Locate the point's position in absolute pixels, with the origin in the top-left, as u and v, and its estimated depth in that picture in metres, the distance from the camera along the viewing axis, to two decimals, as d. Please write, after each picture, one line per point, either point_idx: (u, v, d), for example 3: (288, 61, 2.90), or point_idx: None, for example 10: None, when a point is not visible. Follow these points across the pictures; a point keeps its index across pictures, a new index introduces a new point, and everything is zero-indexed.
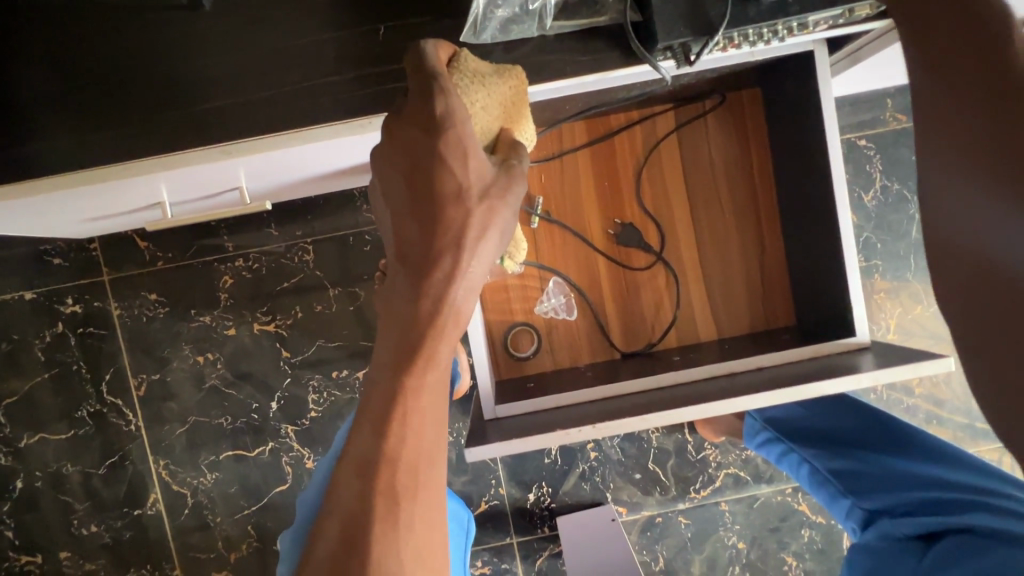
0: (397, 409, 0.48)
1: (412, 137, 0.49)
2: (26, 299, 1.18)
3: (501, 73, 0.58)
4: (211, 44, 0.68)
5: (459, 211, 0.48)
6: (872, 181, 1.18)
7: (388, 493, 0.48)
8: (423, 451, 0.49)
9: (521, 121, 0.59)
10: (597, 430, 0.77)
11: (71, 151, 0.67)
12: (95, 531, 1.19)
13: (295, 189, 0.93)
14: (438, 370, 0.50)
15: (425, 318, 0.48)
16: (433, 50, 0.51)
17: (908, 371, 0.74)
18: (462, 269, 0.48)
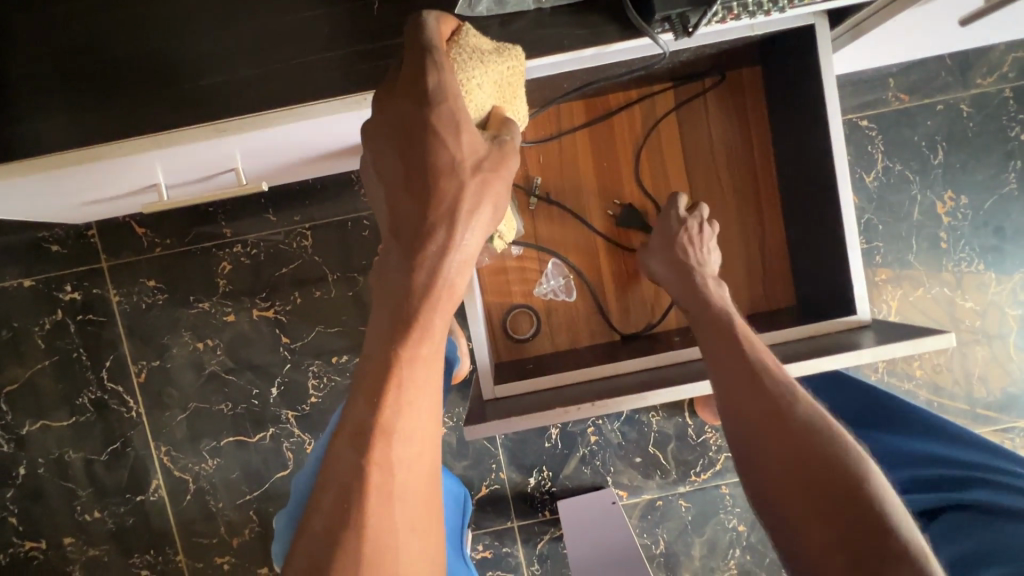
0: (391, 381, 0.48)
1: (404, 110, 0.49)
2: (25, 287, 1.18)
3: (500, 50, 0.57)
4: (203, 21, 0.68)
5: (452, 184, 0.48)
6: (873, 162, 1.17)
7: (382, 465, 0.48)
8: (418, 422, 0.49)
9: (513, 98, 0.59)
10: (594, 408, 0.77)
11: (63, 130, 0.67)
12: (98, 517, 1.20)
13: (291, 170, 0.93)
14: (433, 343, 0.49)
15: (420, 289, 0.48)
16: (433, 22, 0.50)
17: (909, 347, 0.73)
18: (456, 242, 0.48)
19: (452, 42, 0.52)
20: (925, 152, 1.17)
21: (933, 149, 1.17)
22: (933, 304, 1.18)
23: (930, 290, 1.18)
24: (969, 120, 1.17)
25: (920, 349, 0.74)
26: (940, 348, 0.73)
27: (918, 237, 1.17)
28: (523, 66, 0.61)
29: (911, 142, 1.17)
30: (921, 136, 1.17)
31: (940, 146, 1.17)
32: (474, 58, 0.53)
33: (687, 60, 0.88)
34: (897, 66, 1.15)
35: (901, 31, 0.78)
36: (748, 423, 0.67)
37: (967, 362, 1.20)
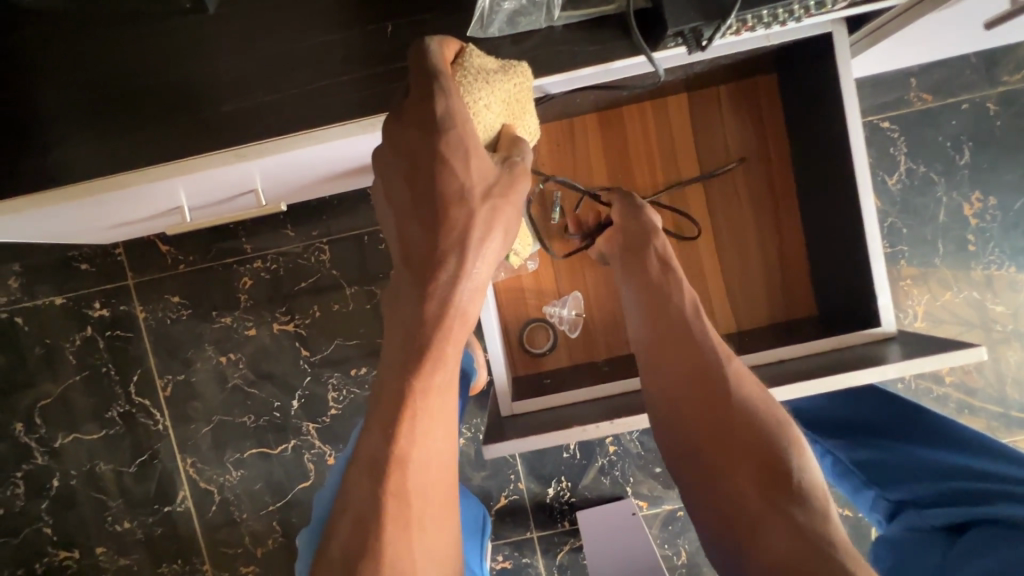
0: (405, 411, 0.48)
1: (411, 138, 0.49)
2: (57, 305, 1.22)
3: (506, 69, 0.55)
4: (222, 49, 0.69)
5: (462, 211, 0.48)
6: (896, 165, 1.14)
7: (399, 495, 0.48)
8: (433, 451, 0.50)
9: (523, 116, 0.58)
10: (613, 426, 0.77)
11: (90, 159, 0.69)
12: (128, 527, 1.23)
13: (309, 189, 0.94)
14: (446, 372, 0.50)
15: (432, 319, 0.48)
16: (436, 47, 0.50)
17: (940, 361, 0.71)
18: (467, 271, 0.48)
19: (458, 65, 0.52)
20: (951, 153, 1.14)
21: (959, 149, 1.14)
22: (962, 308, 1.15)
23: (958, 294, 1.15)
24: (996, 119, 1.13)
25: (947, 364, 0.71)
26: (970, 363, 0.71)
27: (944, 239, 1.14)
28: (530, 82, 0.59)
29: (936, 143, 1.14)
30: (945, 136, 1.14)
31: (966, 146, 1.14)
32: (480, 79, 0.52)
33: (702, 71, 0.87)
34: (919, 65, 1.12)
35: (922, 36, 0.76)
36: (662, 348, 0.73)
37: (998, 367, 1.16)
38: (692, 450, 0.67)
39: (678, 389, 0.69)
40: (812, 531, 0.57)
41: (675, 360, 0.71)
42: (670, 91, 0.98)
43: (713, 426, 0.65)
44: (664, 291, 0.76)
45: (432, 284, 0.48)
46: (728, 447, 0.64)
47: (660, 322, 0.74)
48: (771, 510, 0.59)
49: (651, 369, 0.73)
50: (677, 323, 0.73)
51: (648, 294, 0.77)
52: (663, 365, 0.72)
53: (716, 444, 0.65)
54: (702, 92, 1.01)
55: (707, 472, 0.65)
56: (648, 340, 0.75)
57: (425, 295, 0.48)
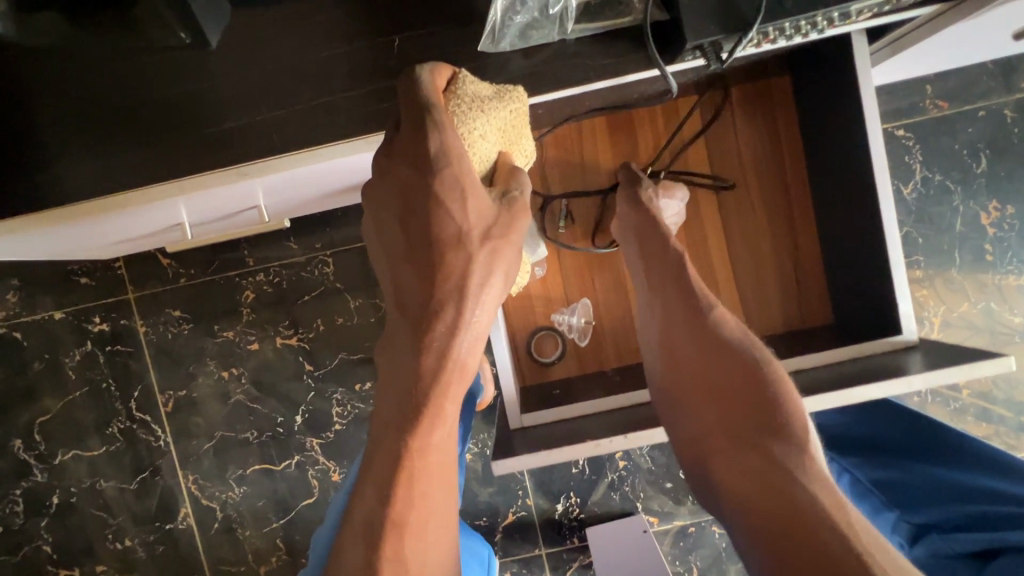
0: (402, 472, 0.47)
1: (404, 178, 0.47)
2: (56, 319, 1.20)
3: (501, 94, 0.53)
4: (222, 65, 0.67)
5: (460, 256, 0.46)
6: (911, 173, 1.12)
7: (396, 559, 0.46)
8: (432, 511, 0.48)
9: (519, 143, 0.56)
10: (627, 441, 0.74)
11: (85, 180, 0.67)
12: (129, 545, 1.21)
13: (311, 205, 0.92)
14: (444, 428, 0.48)
15: (429, 373, 0.46)
16: (429, 77, 0.47)
17: (965, 373, 0.68)
18: (465, 320, 0.46)
19: (450, 94, 0.49)
20: (967, 161, 1.11)
21: (976, 157, 1.11)
22: (979, 319, 1.12)
23: (976, 305, 1.12)
24: (1014, 126, 1.11)
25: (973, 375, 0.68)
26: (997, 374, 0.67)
27: (961, 249, 1.12)
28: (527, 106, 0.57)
29: (952, 151, 1.11)
30: (961, 143, 1.11)
31: (983, 154, 1.11)
32: (475, 109, 0.50)
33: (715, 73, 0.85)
34: (935, 72, 1.10)
35: (945, 45, 0.74)
36: (654, 297, 0.74)
37: (1017, 379, 1.14)
38: (675, 389, 0.68)
39: (665, 332, 0.71)
40: (782, 464, 0.56)
41: (665, 305, 0.72)
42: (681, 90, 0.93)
43: (695, 367, 0.66)
44: (656, 239, 0.77)
45: (429, 336, 0.46)
46: (707, 387, 0.64)
47: (652, 269, 0.75)
48: (740, 444, 0.59)
49: (647, 316, 0.76)
50: (669, 272, 0.73)
51: (641, 242, 0.78)
52: (655, 311, 0.74)
53: (698, 385, 0.66)
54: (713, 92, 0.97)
55: (685, 407, 0.66)
56: (644, 289, 0.77)
57: (422, 349, 0.46)
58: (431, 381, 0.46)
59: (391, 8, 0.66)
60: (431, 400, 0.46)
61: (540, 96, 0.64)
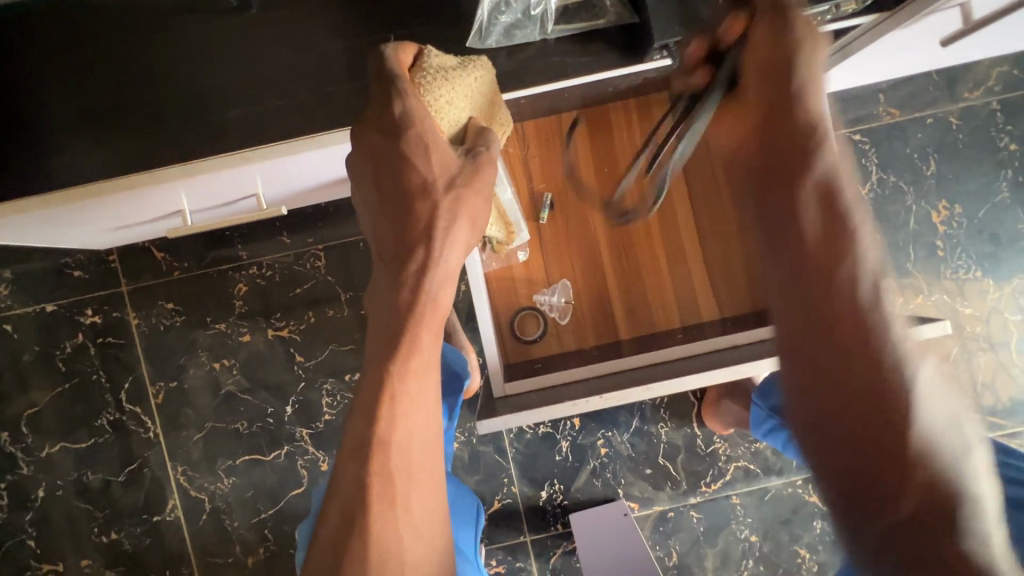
0: (384, 395, 0.51)
1: (374, 140, 0.53)
2: (47, 312, 1.21)
3: (465, 65, 0.60)
4: (227, 57, 0.72)
5: (426, 204, 0.52)
6: (867, 174, 1.21)
7: (383, 475, 0.51)
8: (414, 433, 0.53)
9: (485, 108, 0.63)
10: (603, 400, 0.80)
11: (94, 163, 0.71)
12: (115, 538, 1.21)
13: (307, 194, 0.96)
14: (422, 357, 0.53)
15: (405, 306, 0.52)
16: (394, 53, 0.54)
17: None
18: (434, 259, 0.52)
19: (417, 68, 0.56)
20: (918, 164, 1.21)
21: (925, 161, 1.21)
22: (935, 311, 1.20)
23: (930, 297, 1.20)
24: (958, 132, 1.21)
25: None
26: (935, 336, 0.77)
27: (915, 245, 1.20)
28: (492, 78, 0.65)
29: (904, 154, 1.21)
30: (912, 148, 1.21)
31: (932, 158, 1.21)
32: (439, 79, 0.56)
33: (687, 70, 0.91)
34: (886, 82, 1.20)
35: (888, 53, 0.83)
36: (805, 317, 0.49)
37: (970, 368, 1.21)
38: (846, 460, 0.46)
39: (839, 385, 0.47)
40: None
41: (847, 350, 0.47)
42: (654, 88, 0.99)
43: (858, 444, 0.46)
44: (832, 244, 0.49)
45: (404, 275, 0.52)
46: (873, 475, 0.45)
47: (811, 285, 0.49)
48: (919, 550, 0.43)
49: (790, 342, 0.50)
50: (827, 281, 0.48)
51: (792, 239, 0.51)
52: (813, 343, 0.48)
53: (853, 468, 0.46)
54: None
55: (853, 477, 0.46)
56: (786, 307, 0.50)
57: (398, 284, 0.52)
58: (407, 313, 0.52)
59: (387, 7, 0.72)
60: (408, 330, 0.52)
61: (523, 90, 0.71)
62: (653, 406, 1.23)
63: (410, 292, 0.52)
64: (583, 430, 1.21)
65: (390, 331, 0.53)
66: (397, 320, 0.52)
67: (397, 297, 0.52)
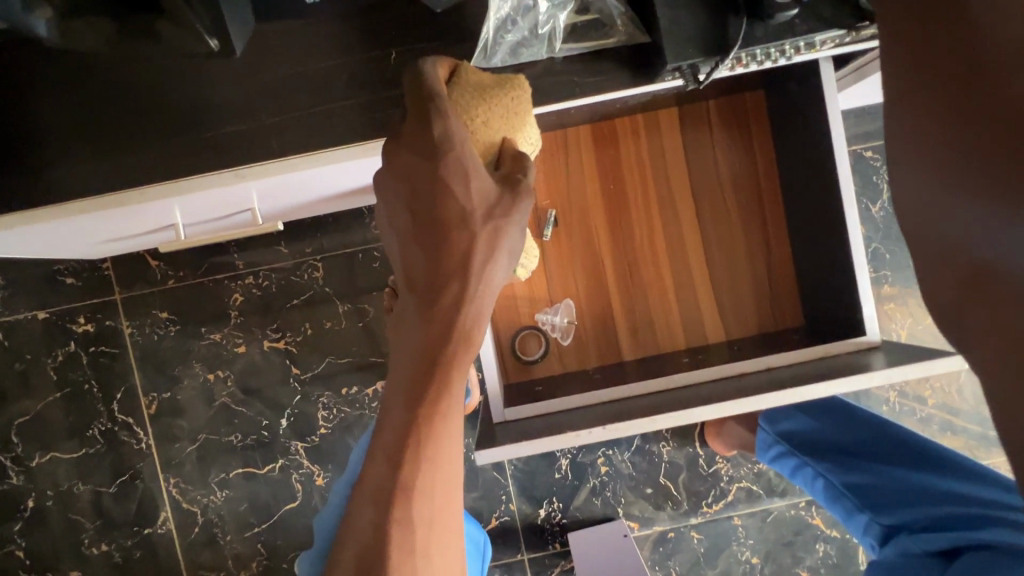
0: (410, 438, 0.48)
1: (410, 162, 0.49)
2: (38, 319, 1.19)
3: (503, 84, 0.57)
4: (221, 71, 0.69)
5: (464, 234, 0.48)
6: (878, 193, 1.18)
7: (404, 522, 0.48)
8: (438, 477, 0.49)
9: (522, 130, 0.57)
10: (606, 431, 0.76)
11: (83, 179, 0.69)
12: (105, 550, 1.19)
13: (306, 209, 0.94)
14: (452, 398, 0.49)
15: (436, 342, 0.48)
16: (432, 68, 0.51)
17: (922, 368, 0.73)
18: (470, 293, 0.48)
19: (456, 85, 0.54)
20: None
21: None
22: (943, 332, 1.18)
23: None
24: None
25: (929, 370, 0.74)
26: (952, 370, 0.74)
27: None
28: (530, 99, 0.60)
29: None
30: None
31: None
32: (478, 98, 0.54)
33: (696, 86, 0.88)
34: None
35: None
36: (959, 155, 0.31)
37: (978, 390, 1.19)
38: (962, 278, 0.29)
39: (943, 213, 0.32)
40: None
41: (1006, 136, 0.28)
42: (663, 102, 0.97)
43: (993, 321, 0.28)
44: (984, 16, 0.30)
45: (436, 311, 0.48)
46: None
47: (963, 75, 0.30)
48: None
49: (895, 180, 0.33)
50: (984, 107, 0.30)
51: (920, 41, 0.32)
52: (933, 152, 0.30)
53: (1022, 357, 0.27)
54: (693, 106, 1.01)
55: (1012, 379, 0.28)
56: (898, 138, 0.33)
57: (428, 318, 0.48)
58: (433, 352, 0.48)
59: (389, 21, 0.69)
60: (438, 370, 0.48)
61: None
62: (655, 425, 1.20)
63: (441, 328, 0.48)
64: (584, 447, 1.19)
65: (414, 368, 0.49)
66: (422, 358, 0.48)
67: (427, 334, 0.48)
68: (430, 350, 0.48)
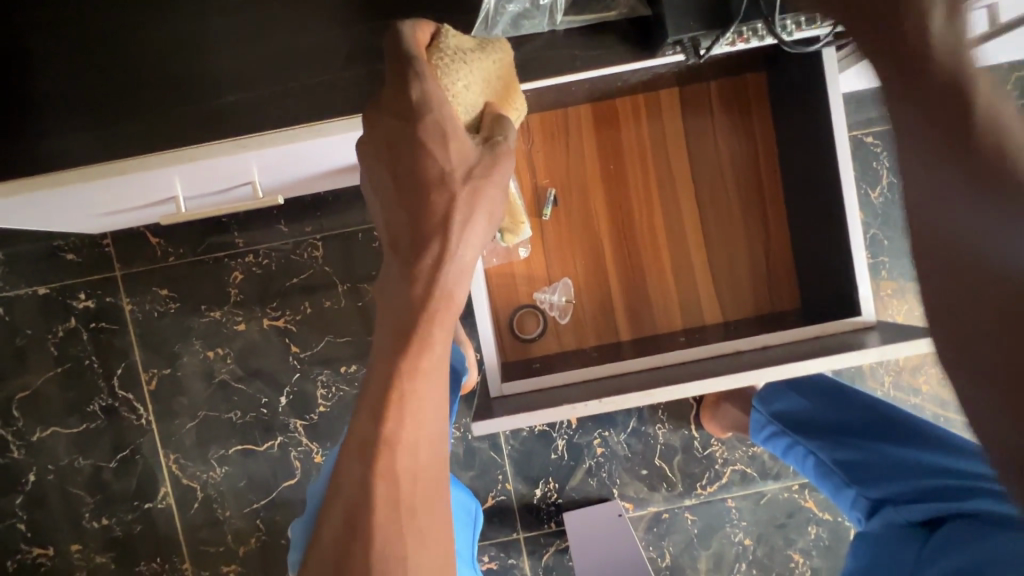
0: (392, 394, 0.48)
1: (389, 126, 0.50)
2: (38, 295, 1.19)
3: (484, 47, 0.58)
4: (221, 41, 0.69)
5: (443, 195, 0.49)
6: (878, 179, 1.18)
7: (388, 476, 0.48)
8: (423, 434, 0.49)
9: (504, 95, 0.59)
10: (602, 405, 0.78)
11: (82, 147, 0.69)
12: (106, 524, 1.21)
13: (304, 185, 0.94)
14: (433, 354, 0.49)
15: (419, 302, 0.48)
16: (410, 29, 0.51)
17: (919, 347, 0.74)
18: (451, 253, 0.49)
19: (435, 46, 0.54)
20: None
21: None
22: None
23: None
24: None
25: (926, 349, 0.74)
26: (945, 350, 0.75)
27: None
28: (512, 65, 0.61)
29: None
30: None
31: None
32: (457, 60, 0.54)
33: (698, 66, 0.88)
34: None
35: None
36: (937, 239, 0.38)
37: None
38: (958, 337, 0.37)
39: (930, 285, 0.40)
40: None
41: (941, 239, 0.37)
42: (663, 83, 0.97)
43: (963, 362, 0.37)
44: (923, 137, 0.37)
45: (417, 270, 0.48)
46: None
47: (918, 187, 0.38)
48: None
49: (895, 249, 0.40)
50: None
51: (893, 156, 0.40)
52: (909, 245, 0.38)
53: None
54: (693, 87, 1.01)
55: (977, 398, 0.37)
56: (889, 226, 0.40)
57: (411, 277, 0.48)
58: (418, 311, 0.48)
59: None
60: (418, 328, 0.48)
61: (528, 84, 0.68)
62: (651, 407, 1.21)
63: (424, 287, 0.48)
64: (580, 429, 1.20)
65: (395, 327, 0.49)
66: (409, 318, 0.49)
67: (408, 293, 0.49)
68: (411, 309, 0.49)
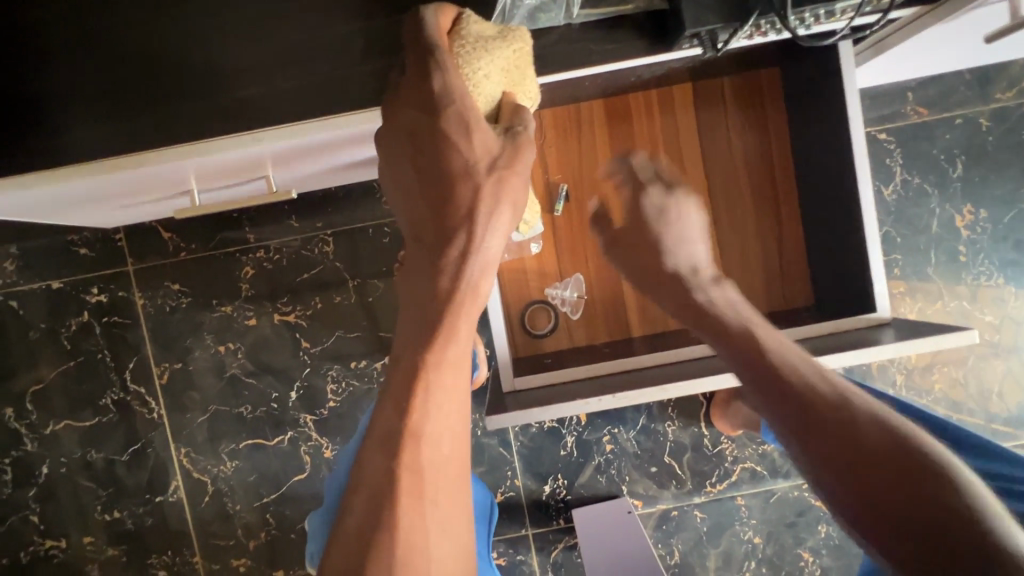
0: (418, 385, 0.48)
1: (412, 119, 0.50)
2: (52, 289, 1.20)
3: (505, 35, 0.56)
4: (239, 35, 0.69)
5: (468, 187, 0.49)
6: (892, 175, 1.17)
7: (412, 469, 0.47)
8: (447, 426, 0.49)
9: (523, 83, 0.57)
10: (615, 400, 0.78)
11: (101, 139, 0.69)
12: (117, 517, 1.21)
13: (317, 178, 0.94)
14: (458, 347, 0.49)
15: (444, 294, 0.48)
16: (433, 17, 0.52)
17: (933, 343, 0.74)
18: (477, 245, 0.49)
19: (456, 35, 0.53)
20: (944, 165, 1.17)
21: (952, 162, 1.17)
22: (952, 318, 1.18)
23: (948, 304, 1.17)
24: (988, 134, 1.17)
25: (939, 345, 0.74)
26: (962, 345, 0.74)
27: (936, 249, 1.17)
28: (530, 49, 0.59)
29: (930, 155, 1.17)
30: (939, 149, 1.17)
31: (959, 159, 1.17)
32: (479, 48, 0.53)
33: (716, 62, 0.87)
34: (915, 80, 1.16)
35: (920, 49, 0.81)
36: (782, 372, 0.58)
37: (986, 376, 1.19)
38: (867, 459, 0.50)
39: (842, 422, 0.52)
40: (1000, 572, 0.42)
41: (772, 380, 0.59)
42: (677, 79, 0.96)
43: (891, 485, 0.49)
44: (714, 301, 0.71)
45: (442, 264, 0.49)
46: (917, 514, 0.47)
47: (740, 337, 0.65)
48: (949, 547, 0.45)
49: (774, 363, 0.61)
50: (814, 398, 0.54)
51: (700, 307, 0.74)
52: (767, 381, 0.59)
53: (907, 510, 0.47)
54: (706, 83, 1.00)
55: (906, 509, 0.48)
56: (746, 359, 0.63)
57: (436, 270, 0.49)
58: (443, 303, 0.49)
59: None
60: (445, 320, 0.49)
61: (544, 77, 0.68)
62: (661, 405, 1.21)
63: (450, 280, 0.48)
64: (590, 425, 1.20)
65: (420, 320, 0.49)
66: (434, 311, 0.49)
67: (434, 285, 0.49)
68: (437, 301, 0.49)
